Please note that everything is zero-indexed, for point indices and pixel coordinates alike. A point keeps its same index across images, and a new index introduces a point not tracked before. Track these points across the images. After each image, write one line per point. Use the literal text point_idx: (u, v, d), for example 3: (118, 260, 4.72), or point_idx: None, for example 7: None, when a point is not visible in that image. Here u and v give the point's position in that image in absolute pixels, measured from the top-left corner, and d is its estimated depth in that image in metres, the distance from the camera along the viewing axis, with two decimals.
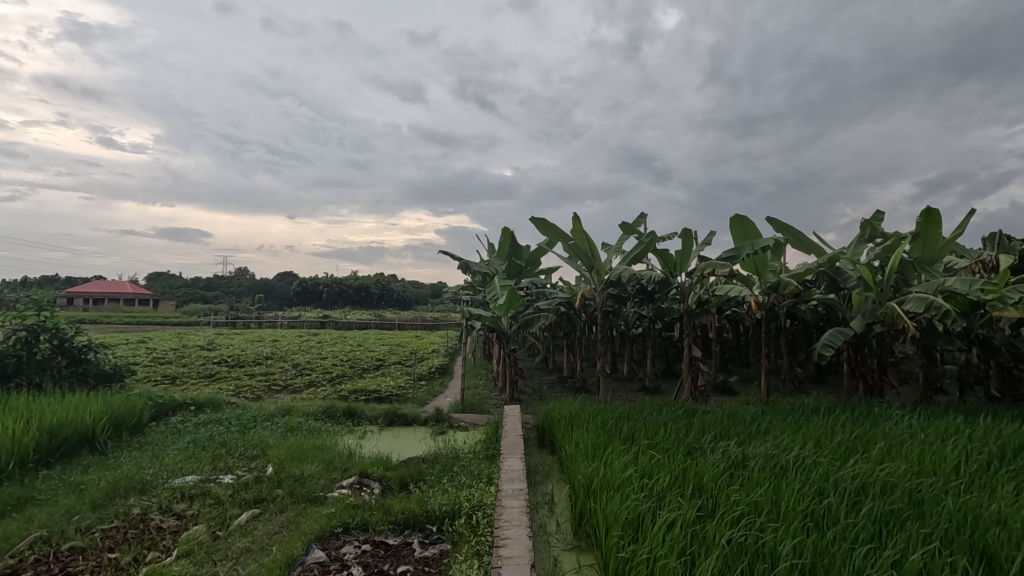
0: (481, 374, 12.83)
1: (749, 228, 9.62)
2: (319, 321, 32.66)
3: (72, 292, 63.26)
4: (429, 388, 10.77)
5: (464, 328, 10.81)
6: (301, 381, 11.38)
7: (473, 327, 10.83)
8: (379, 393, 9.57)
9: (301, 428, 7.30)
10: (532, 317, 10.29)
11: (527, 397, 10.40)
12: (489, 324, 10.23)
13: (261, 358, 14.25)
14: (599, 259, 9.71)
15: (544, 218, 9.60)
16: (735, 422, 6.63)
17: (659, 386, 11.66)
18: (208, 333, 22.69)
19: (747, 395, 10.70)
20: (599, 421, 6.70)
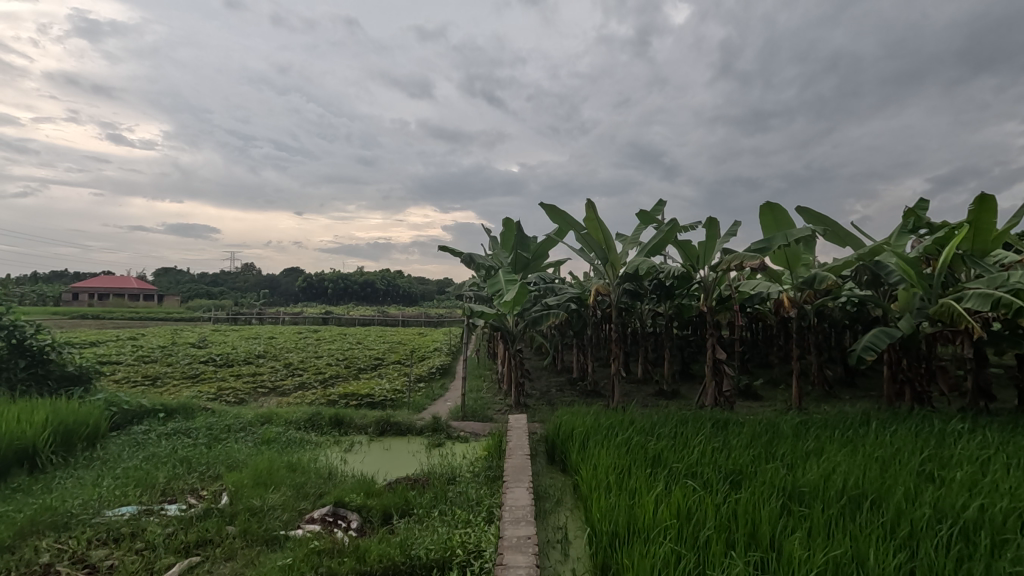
0: (485, 375, 11.98)
1: (782, 217, 8.64)
2: (321, 318, 31.96)
3: (77, 287, 62.98)
4: (428, 392, 9.91)
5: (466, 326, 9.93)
6: (291, 383, 10.56)
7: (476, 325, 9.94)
8: (372, 397, 8.73)
9: (279, 440, 6.46)
10: (540, 315, 9.35)
11: (535, 403, 9.53)
12: (493, 321, 9.36)
13: (252, 357, 13.47)
14: (614, 251, 8.78)
15: (554, 205, 8.76)
16: (775, 436, 5.73)
17: (678, 390, 10.75)
18: (205, 330, 21.98)
19: (775, 401, 9.77)
20: (618, 434, 5.81)
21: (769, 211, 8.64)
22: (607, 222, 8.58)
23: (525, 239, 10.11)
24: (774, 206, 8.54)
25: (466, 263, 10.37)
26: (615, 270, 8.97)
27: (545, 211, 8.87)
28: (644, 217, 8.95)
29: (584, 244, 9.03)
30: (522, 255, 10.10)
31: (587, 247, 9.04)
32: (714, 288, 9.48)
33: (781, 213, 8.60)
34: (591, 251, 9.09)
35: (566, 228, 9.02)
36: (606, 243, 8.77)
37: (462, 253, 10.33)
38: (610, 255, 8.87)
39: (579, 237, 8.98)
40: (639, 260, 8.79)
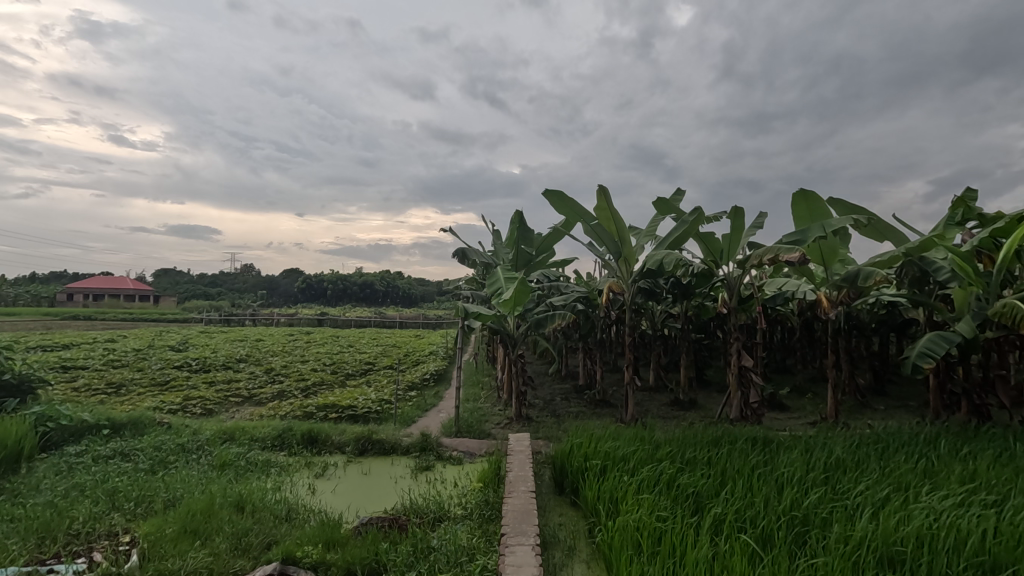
0: (483, 383, 10.97)
1: (818, 206, 7.61)
2: (316, 319, 30.97)
3: (73, 288, 62.13)
4: (419, 403, 8.91)
5: (461, 329, 8.93)
6: (269, 391, 9.56)
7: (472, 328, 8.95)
8: (355, 409, 7.72)
9: (235, 464, 5.45)
10: (544, 317, 8.30)
11: (538, 416, 8.51)
12: (491, 324, 8.36)
13: (232, 361, 12.47)
14: (628, 245, 7.78)
15: (560, 191, 7.78)
16: (831, 463, 4.75)
17: (696, 399, 9.76)
18: (191, 332, 20.99)
19: (806, 412, 8.76)
20: (642, 463, 4.81)
21: (803, 199, 7.61)
22: (622, 211, 7.57)
23: (528, 233, 9.11)
24: (810, 193, 7.51)
25: (462, 259, 9.35)
26: (630, 266, 7.95)
27: (550, 199, 7.88)
28: (662, 207, 7.94)
29: (595, 236, 8.03)
30: (525, 250, 9.09)
31: (598, 240, 8.03)
32: (739, 287, 8.44)
33: (816, 201, 7.57)
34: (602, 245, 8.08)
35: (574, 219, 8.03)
36: (620, 236, 7.76)
37: (454, 246, 9.26)
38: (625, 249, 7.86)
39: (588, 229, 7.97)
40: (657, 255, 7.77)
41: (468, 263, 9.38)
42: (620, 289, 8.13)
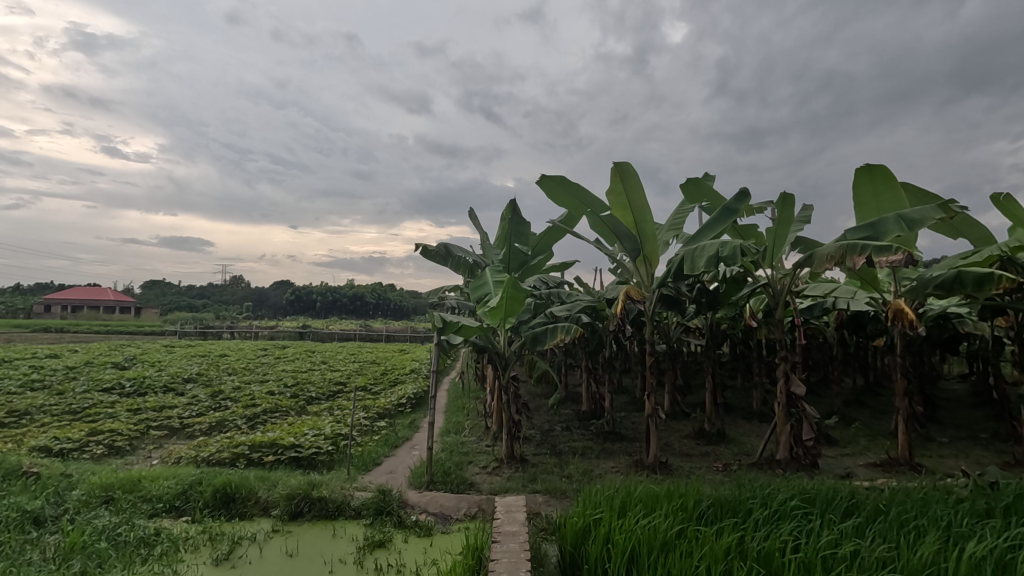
0: (469, 410, 9.27)
1: (886, 190, 6.10)
2: (298, 332, 29.18)
3: (48, 299, 59.66)
4: (388, 438, 7.19)
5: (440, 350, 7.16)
6: (206, 421, 7.82)
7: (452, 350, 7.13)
8: (300, 447, 6.01)
9: (94, 548, 3.71)
10: (544, 330, 6.57)
11: (534, 455, 6.83)
12: (474, 343, 6.60)
13: (177, 380, 10.68)
14: (650, 240, 6.08)
15: (560, 175, 6.08)
16: (988, 557, 3.08)
17: (725, 432, 8.09)
18: (151, 345, 19.05)
19: (865, 452, 7.12)
20: (697, 560, 3.12)
21: (868, 180, 6.08)
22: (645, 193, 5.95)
23: (522, 228, 7.43)
24: (879, 172, 5.96)
25: (444, 259, 7.64)
26: (651, 267, 6.25)
27: (547, 185, 6.20)
28: (691, 190, 6.37)
29: (606, 230, 6.36)
30: (520, 250, 7.39)
31: (609, 234, 6.37)
32: (787, 294, 6.70)
33: (884, 184, 6.07)
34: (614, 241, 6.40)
35: (579, 210, 6.37)
36: (640, 225, 6.11)
37: (434, 243, 7.55)
38: (645, 244, 6.16)
39: (597, 221, 6.30)
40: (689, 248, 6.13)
41: (451, 264, 7.66)
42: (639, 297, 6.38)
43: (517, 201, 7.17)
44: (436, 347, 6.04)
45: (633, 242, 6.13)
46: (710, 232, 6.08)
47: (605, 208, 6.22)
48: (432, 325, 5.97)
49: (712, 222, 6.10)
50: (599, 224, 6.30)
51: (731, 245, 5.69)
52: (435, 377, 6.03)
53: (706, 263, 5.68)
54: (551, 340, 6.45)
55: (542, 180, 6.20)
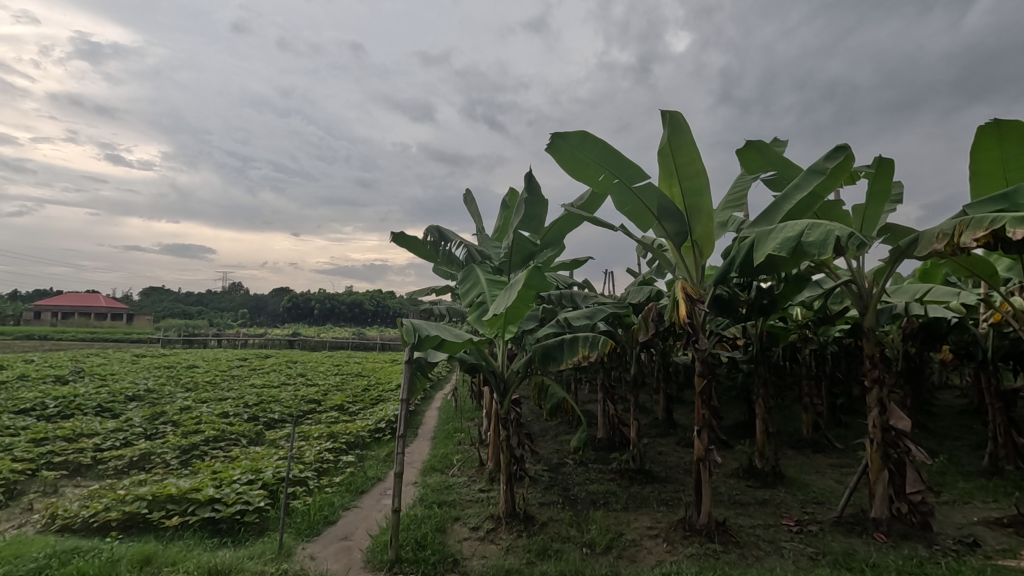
0: (460, 439, 7.61)
1: (1021, 153, 4.50)
2: (288, 340, 27.66)
3: (39, 305, 58.11)
4: (353, 481, 5.56)
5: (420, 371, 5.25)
6: (126, 456, 6.16)
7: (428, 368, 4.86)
8: (221, 503, 4.35)
9: None
10: (558, 341, 4.89)
11: (543, 509, 5.14)
12: (461, 364, 4.83)
13: (117, 399, 9.01)
14: (704, 219, 4.48)
15: (580, 131, 4.45)
16: None
17: (784, 473, 6.40)
18: (119, 355, 17.42)
19: (974, 504, 5.46)
20: None
21: (998, 141, 4.47)
22: (697, 152, 4.41)
23: (533, 208, 5.61)
24: (1014, 128, 4.36)
25: (432, 249, 5.91)
26: (701, 256, 4.57)
27: (561, 147, 4.58)
28: (749, 153, 4.61)
29: (639, 207, 4.67)
30: (525, 239, 5.58)
31: (643, 213, 4.70)
32: (883, 291, 4.81)
33: (1020, 146, 4.47)
34: (650, 223, 4.74)
35: (603, 183, 4.73)
36: (687, 197, 4.54)
37: (426, 226, 5.83)
38: (693, 224, 4.53)
39: (628, 195, 4.65)
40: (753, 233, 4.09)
41: (442, 255, 5.92)
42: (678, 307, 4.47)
43: (531, 172, 5.39)
44: (411, 369, 4.15)
45: (680, 222, 4.50)
46: (784, 209, 4.06)
47: (642, 177, 4.60)
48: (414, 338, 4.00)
49: (786, 196, 4.09)
50: (630, 200, 4.67)
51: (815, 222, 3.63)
52: (405, 416, 4.15)
53: (777, 246, 3.62)
54: (570, 359, 4.77)
55: (554, 139, 4.58)
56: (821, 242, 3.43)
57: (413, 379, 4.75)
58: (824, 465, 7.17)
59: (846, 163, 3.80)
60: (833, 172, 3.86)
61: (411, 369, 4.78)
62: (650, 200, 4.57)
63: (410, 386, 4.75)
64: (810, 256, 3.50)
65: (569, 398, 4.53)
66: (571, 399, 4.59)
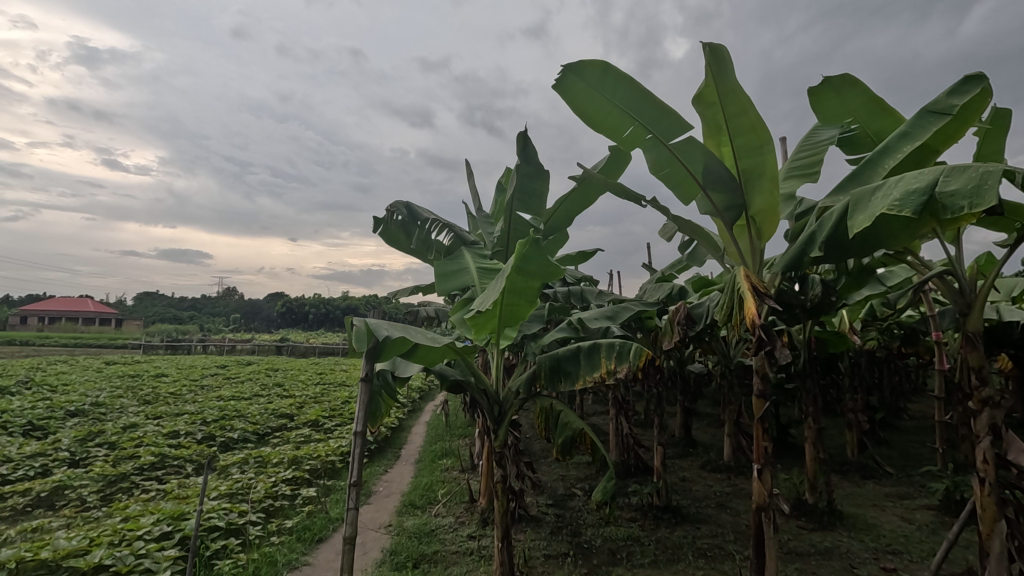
0: (448, 464, 6.46)
1: None
2: (276, 346, 26.46)
3: (27, 309, 56.85)
4: (308, 526, 4.42)
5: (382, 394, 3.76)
6: (32, 490, 4.99)
7: (396, 385, 3.63)
8: (110, 572, 3.18)
9: None
10: (571, 351, 3.49)
11: (549, 567, 4.00)
12: (439, 380, 3.61)
13: (56, 415, 7.83)
14: (764, 185, 3.34)
15: (598, 63, 3.35)
16: None
17: (841, 511, 5.23)
18: (89, 363, 16.23)
19: None
20: None
21: None
22: (749, 96, 3.25)
23: (531, 182, 4.44)
24: None
25: (405, 230, 4.80)
26: (758, 239, 3.47)
27: (573, 86, 3.49)
28: (827, 97, 3.67)
29: (680, 170, 3.54)
30: (524, 221, 4.58)
31: (684, 180, 3.57)
32: (994, 284, 3.62)
33: None
34: (695, 192, 3.60)
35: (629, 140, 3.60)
36: (739, 156, 3.40)
37: (393, 200, 4.72)
38: (748, 193, 3.40)
39: (665, 155, 3.53)
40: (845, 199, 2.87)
41: (416, 238, 4.79)
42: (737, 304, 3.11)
43: (526, 133, 4.26)
44: (368, 388, 2.97)
45: (731, 189, 3.38)
46: (886, 167, 2.92)
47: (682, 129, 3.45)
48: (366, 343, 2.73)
49: (887, 150, 2.97)
50: (667, 161, 3.55)
51: (952, 168, 2.43)
52: (359, 456, 2.89)
53: (896, 201, 2.39)
54: (589, 377, 3.31)
55: (565, 78, 3.49)
56: (972, 190, 2.23)
57: (374, 400, 3.54)
58: (879, 497, 6.03)
59: (982, 98, 2.72)
60: (961, 112, 2.78)
61: (370, 388, 3.55)
62: (693, 160, 3.45)
63: (371, 412, 3.54)
64: (953, 212, 2.25)
65: (590, 431, 3.32)
66: (592, 430, 3.39)
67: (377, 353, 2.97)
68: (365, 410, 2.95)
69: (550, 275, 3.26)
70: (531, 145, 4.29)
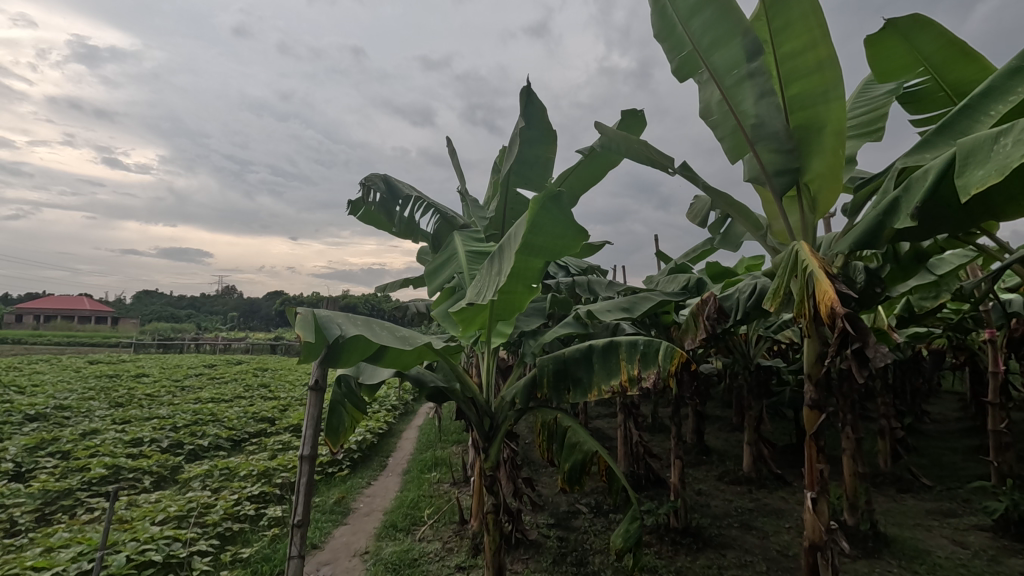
0: (438, 477, 5.80)
1: None
2: (269, 345, 25.77)
3: (21, 307, 56.22)
4: (268, 557, 3.75)
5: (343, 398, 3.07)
6: None
7: (359, 392, 2.94)
8: None
9: None
10: (581, 352, 2.79)
11: None
12: (411, 384, 2.92)
13: (12, 419, 7.17)
14: (829, 142, 2.73)
15: None
16: None
17: (885, 533, 4.58)
18: (70, 362, 15.58)
19: None
20: None
21: None
22: (820, 28, 2.59)
23: (533, 149, 3.72)
24: None
25: (384, 207, 4.18)
26: (811, 213, 2.89)
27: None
28: (888, 45, 2.96)
29: (730, 119, 3.02)
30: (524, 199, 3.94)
31: (732, 132, 3.03)
32: None
33: None
34: (744, 149, 3.03)
35: (681, 71, 3.07)
36: (796, 105, 2.77)
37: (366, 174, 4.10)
38: (805, 153, 2.81)
39: (713, 97, 3.01)
40: (945, 154, 2.19)
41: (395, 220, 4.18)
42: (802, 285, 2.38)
43: (529, 87, 3.52)
44: (318, 401, 2.30)
45: (785, 149, 2.80)
46: (990, 116, 2.24)
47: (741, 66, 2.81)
48: (313, 344, 2.05)
49: (989, 95, 2.29)
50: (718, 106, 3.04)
51: None
52: (306, 489, 2.23)
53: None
54: (605, 385, 2.61)
55: None
56: None
57: (334, 413, 2.89)
58: (921, 513, 5.38)
59: None
60: None
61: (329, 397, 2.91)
62: (743, 108, 2.87)
63: (330, 426, 2.91)
64: None
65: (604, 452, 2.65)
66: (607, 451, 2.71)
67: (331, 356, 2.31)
68: (314, 430, 2.29)
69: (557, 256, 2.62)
70: (535, 99, 3.56)
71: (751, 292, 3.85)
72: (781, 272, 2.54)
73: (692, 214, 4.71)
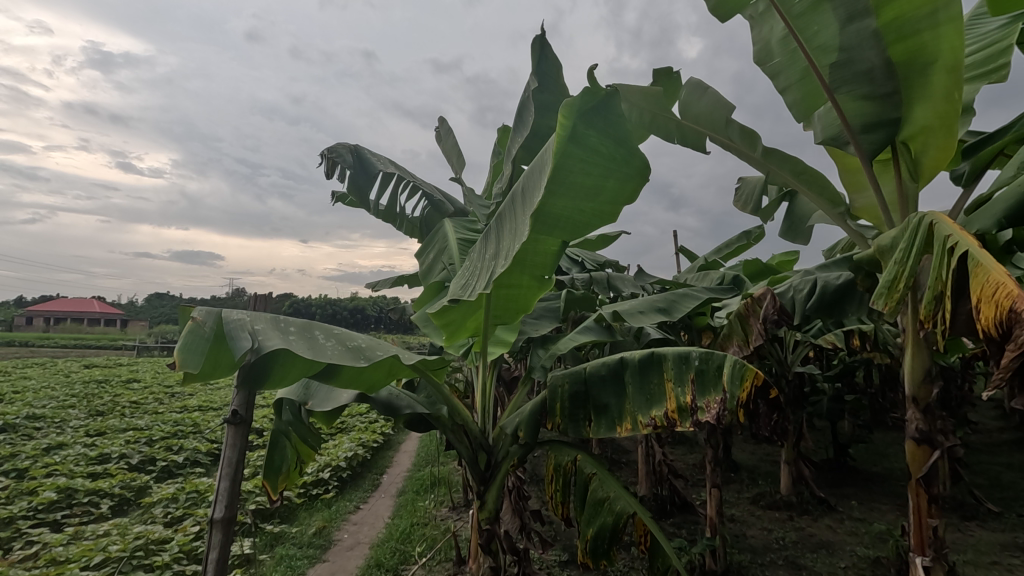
0: (435, 501, 5.10)
1: None
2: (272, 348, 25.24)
3: (34, 310, 56.49)
4: None
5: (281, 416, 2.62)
6: None
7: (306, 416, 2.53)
8: None
9: None
10: (609, 369, 2.11)
11: None
12: (380, 408, 2.24)
13: None
14: (937, 81, 1.99)
15: None
16: None
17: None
18: (67, 366, 15.16)
19: None
20: None
21: None
22: None
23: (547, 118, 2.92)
24: None
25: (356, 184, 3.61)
26: (910, 181, 2.21)
27: None
28: None
29: (799, 60, 2.26)
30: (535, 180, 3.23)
31: (801, 77, 2.27)
32: None
33: None
34: (817, 99, 2.29)
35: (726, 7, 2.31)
36: (892, 34, 1.95)
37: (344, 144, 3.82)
38: (907, 99, 2.06)
39: (775, 33, 2.26)
40: None
41: (367, 198, 3.65)
42: (940, 274, 1.73)
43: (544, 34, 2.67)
44: (238, 439, 1.80)
45: (879, 94, 2.07)
46: None
47: None
48: (191, 364, 1.48)
49: None
50: (782, 47, 2.28)
51: None
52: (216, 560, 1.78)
53: None
54: (645, 412, 1.91)
55: None
56: None
57: (274, 446, 2.58)
58: (997, 547, 4.60)
59: None
60: None
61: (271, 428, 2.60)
62: (818, 43, 2.09)
63: (270, 463, 2.60)
64: None
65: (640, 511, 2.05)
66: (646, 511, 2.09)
67: (256, 380, 1.71)
68: (233, 483, 1.77)
69: (579, 232, 1.94)
70: (550, 51, 2.70)
71: (812, 290, 3.12)
72: (902, 253, 1.85)
73: (742, 201, 4.02)
